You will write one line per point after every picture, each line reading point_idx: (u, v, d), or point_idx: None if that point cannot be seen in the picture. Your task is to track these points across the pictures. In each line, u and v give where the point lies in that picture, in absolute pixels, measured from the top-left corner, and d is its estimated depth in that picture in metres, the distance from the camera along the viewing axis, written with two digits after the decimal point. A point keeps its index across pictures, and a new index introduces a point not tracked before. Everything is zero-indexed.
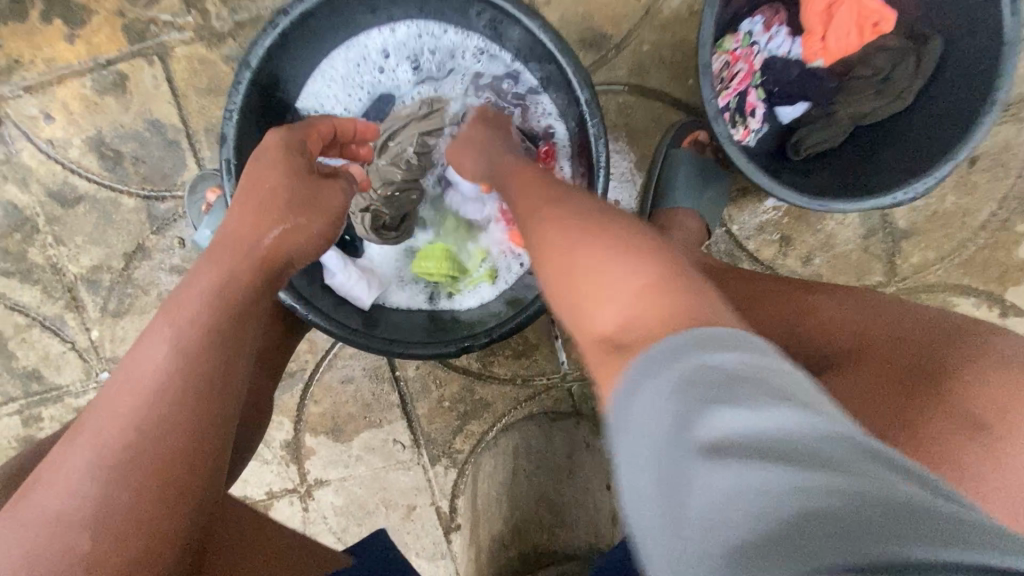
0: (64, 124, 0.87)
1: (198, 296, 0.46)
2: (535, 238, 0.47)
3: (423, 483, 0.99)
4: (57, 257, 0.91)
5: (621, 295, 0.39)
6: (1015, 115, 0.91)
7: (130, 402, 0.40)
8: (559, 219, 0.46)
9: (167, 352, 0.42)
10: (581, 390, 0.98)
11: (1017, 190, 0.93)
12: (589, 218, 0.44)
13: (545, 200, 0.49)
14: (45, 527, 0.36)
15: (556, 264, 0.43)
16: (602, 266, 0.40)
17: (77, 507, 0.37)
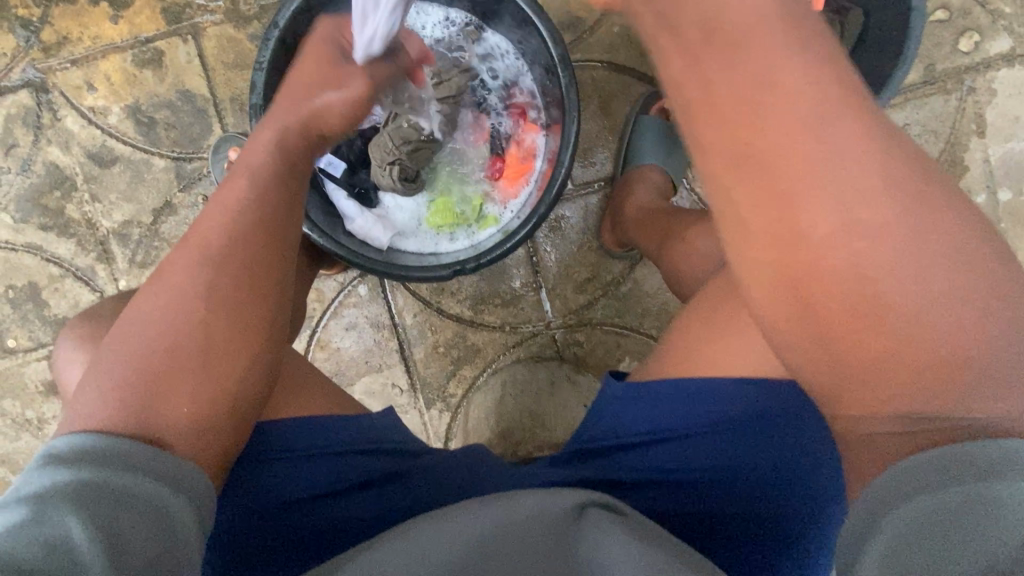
0: (105, 94, 0.99)
1: (246, 176, 0.59)
2: (823, 217, 0.38)
3: (419, 425, 1.07)
4: (92, 212, 1.01)
5: (918, 317, 0.39)
6: (940, 88, 1.05)
7: (200, 252, 0.52)
8: (870, 221, 0.38)
9: (226, 215, 0.55)
10: (565, 336, 1.07)
11: (947, 154, 1.05)
12: (903, 203, 0.39)
13: (871, 164, 0.38)
14: (144, 336, 0.49)
15: (852, 260, 0.39)
16: (899, 281, 0.39)
17: (168, 325, 0.49)
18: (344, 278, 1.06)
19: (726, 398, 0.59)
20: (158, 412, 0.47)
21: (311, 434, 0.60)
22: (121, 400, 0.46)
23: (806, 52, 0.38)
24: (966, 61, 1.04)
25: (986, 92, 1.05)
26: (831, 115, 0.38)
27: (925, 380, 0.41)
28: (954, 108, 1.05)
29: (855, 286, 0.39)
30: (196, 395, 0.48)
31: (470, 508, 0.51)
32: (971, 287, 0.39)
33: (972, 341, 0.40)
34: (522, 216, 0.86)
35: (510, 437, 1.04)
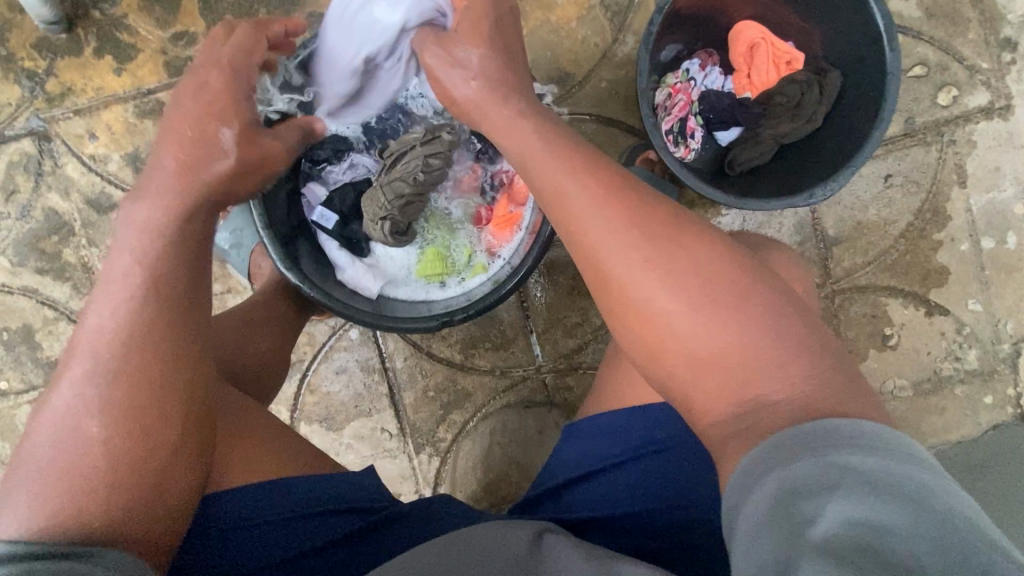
0: (106, 142, 1.02)
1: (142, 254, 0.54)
2: (637, 287, 0.51)
3: (408, 471, 1.06)
4: (88, 257, 1.02)
5: (730, 341, 0.48)
6: (920, 140, 1.07)
7: (98, 347, 0.51)
8: (655, 276, 0.50)
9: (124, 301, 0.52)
10: (555, 380, 1.07)
11: (929, 204, 1.07)
12: (686, 250, 0.51)
13: (647, 236, 0.51)
14: (68, 427, 0.49)
15: (660, 310, 0.50)
16: (700, 317, 0.49)
17: (80, 427, 0.49)
18: (336, 322, 1.07)
19: (672, 433, 0.63)
20: (73, 516, 0.47)
21: (280, 491, 0.61)
22: (39, 506, 0.47)
23: (582, 173, 0.54)
24: (945, 115, 1.07)
25: (965, 145, 1.08)
26: (611, 209, 0.52)
27: (753, 395, 0.47)
28: (935, 160, 1.07)
29: (670, 330, 0.50)
30: (119, 484, 0.49)
31: (426, 546, 0.54)
32: (755, 307, 0.49)
33: (780, 356, 0.48)
34: (512, 265, 0.88)
35: (496, 492, 1.03)
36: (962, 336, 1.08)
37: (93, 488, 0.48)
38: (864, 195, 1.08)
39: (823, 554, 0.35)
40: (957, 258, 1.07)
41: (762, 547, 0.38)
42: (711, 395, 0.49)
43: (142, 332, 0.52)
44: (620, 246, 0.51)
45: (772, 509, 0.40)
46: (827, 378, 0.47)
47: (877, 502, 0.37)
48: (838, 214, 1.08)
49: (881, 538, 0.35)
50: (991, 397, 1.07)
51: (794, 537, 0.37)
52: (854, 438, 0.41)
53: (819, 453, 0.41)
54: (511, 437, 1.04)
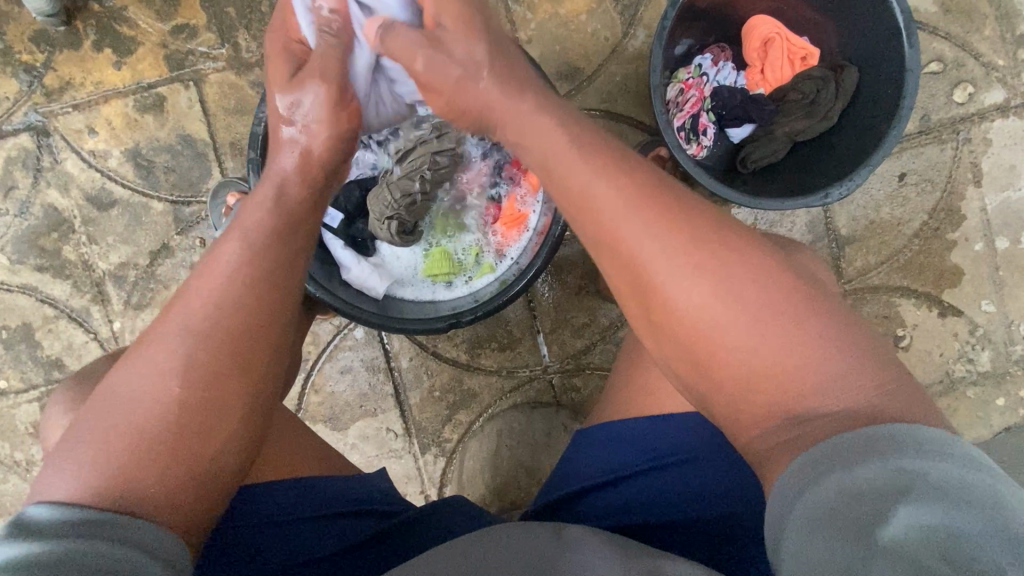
0: (106, 137, 1.00)
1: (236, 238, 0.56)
2: (679, 292, 0.49)
3: (414, 471, 1.05)
4: (89, 254, 1.01)
5: (778, 346, 0.47)
6: (935, 138, 1.05)
7: (191, 317, 0.51)
8: (699, 283, 0.48)
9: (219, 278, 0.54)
10: (562, 380, 1.06)
11: (944, 203, 1.05)
12: (731, 254, 0.49)
13: (690, 240, 0.49)
14: (138, 395, 0.48)
15: (705, 317, 0.48)
16: (747, 322, 0.47)
17: (150, 399, 0.48)
18: (341, 321, 1.05)
19: (688, 442, 0.62)
20: (133, 486, 0.45)
21: (289, 497, 0.59)
22: (101, 470, 0.45)
23: (616, 173, 0.52)
24: (961, 112, 1.05)
25: (981, 143, 1.06)
26: (649, 211, 0.50)
27: (800, 403, 0.46)
28: (950, 158, 1.05)
29: (714, 337, 0.48)
30: (180, 462, 0.47)
31: (430, 559, 0.52)
32: (801, 312, 0.47)
33: (831, 362, 0.46)
34: (520, 266, 0.86)
35: (506, 496, 1.00)
36: (975, 337, 1.06)
37: (156, 461, 0.46)
38: (877, 194, 1.06)
39: (892, 559, 0.35)
40: (971, 258, 1.06)
41: (823, 540, 0.39)
42: (756, 405, 0.48)
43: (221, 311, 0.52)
44: (662, 251, 0.49)
45: (834, 511, 0.39)
46: (881, 384, 0.46)
47: (947, 510, 0.37)
48: (850, 212, 1.06)
49: (952, 543, 0.35)
50: (1003, 399, 1.05)
51: (861, 544, 0.37)
52: (920, 442, 0.41)
53: (883, 455, 0.40)
54: (519, 438, 1.03)
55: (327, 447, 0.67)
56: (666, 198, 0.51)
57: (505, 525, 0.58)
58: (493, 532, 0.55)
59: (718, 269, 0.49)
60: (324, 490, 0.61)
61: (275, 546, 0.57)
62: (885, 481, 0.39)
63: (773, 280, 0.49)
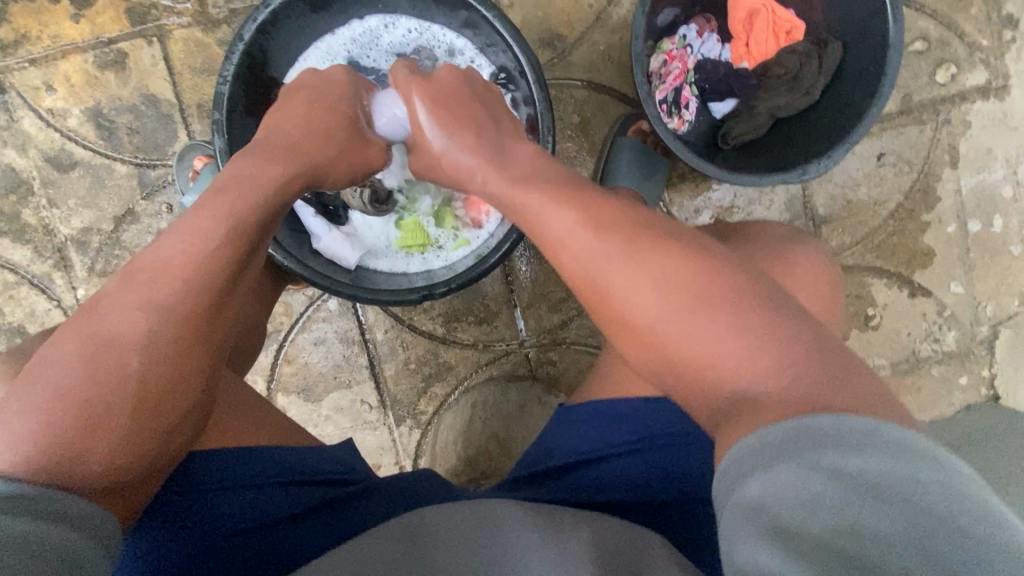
0: (65, 95, 0.95)
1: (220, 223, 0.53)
2: (611, 281, 0.48)
3: (388, 442, 1.05)
4: (49, 218, 0.97)
5: (712, 328, 0.44)
6: (915, 118, 1.05)
7: (170, 310, 0.48)
8: (627, 271, 0.48)
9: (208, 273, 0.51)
10: (538, 355, 1.06)
11: (920, 184, 1.06)
12: (664, 243, 0.49)
13: (615, 229, 0.50)
14: (93, 376, 0.45)
15: (632, 304, 0.47)
16: (676, 308, 0.46)
17: (103, 380, 0.45)
18: (314, 292, 1.04)
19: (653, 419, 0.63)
20: (84, 464, 0.44)
21: (248, 463, 0.60)
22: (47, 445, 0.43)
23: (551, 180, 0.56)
24: (943, 93, 1.05)
25: (960, 124, 1.06)
26: (573, 207, 0.52)
27: (730, 386, 0.44)
28: (929, 139, 1.06)
29: (647, 323, 0.47)
30: (137, 429, 0.47)
31: (384, 529, 0.51)
32: (731, 292, 0.45)
33: (759, 342, 0.43)
34: (494, 240, 0.84)
35: (478, 466, 1.00)
36: (942, 318, 1.08)
37: (108, 439, 0.45)
38: (855, 174, 1.06)
39: (803, 561, 0.33)
40: (943, 240, 1.07)
41: (741, 544, 0.35)
42: (698, 396, 0.45)
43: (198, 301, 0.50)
44: (587, 240, 0.50)
45: (757, 502, 0.36)
46: (816, 367, 0.42)
47: (868, 514, 0.34)
48: (828, 191, 1.06)
49: (876, 552, 0.32)
50: (965, 377, 1.08)
51: (780, 542, 0.34)
52: (859, 439, 0.37)
53: (814, 450, 0.37)
54: (494, 410, 1.02)
55: (289, 422, 0.68)
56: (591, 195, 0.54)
57: (456, 500, 0.55)
58: (441, 508, 0.54)
59: (644, 254, 0.48)
60: (279, 461, 0.61)
61: (231, 515, 0.57)
62: (810, 478, 0.36)
63: (702, 264, 0.47)
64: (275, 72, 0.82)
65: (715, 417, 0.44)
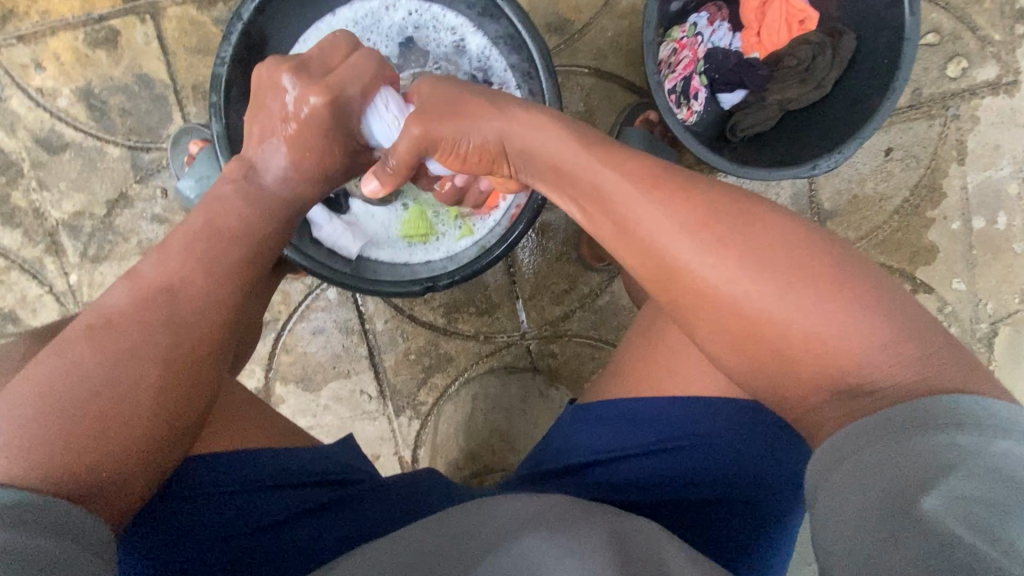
0: (54, 74, 0.92)
1: (218, 233, 0.57)
2: (716, 275, 0.48)
3: (387, 432, 1.04)
4: (40, 201, 0.94)
5: (826, 315, 0.45)
6: (924, 113, 1.04)
7: (168, 314, 0.50)
8: (732, 262, 0.48)
9: (202, 277, 0.53)
10: (539, 347, 1.05)
11: (926, 179, 1.05)
12: (760, 228, 0.49)
13: (714, 216, 0.49)
14: (92, 380, 0.46)
15: (738, 294, 0.47)
16: (792, 300, 0.46)
17: (106, 383, 0.46)
18: (313, 281, 1.02)
19: (659, 419, 0.62)
20: (73, 466, 0.43)
21: (242, 463, 0.59)
22: (38, 450, 0.43)
23: (634, 161, 0.53)
24: (953, 87, 1.04)
25: (969, 120, 1.05)
26: (665, 193, 0.51)
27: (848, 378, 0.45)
28: (937, 134, 1.05)
29: (763, 319, 0.47)
30: (132, 428, 0.46)
31: (391, 539, 0.51)
32: (836, 284, 0.46)
33: (872, 332, 0.45)
34: (498, 233, 0.84)
35: (479, 460, 1.00)
36: (943, 314, 1.08)
37: (98, 440, 0.45)
38: (862, 168, 1.05)
39: (919, 525, 0.35)
40: (947, 236, 1.07)
41: (854, 508, 0.39)
42: (805, 383, 0.47)
43: (182, 300, 0.52)
44: (685, 230, 0.49)
45: (874, 478, 0.39)
46: (926, 351, 0.44)
47: (986, 486, 0.36)
48: (834, 185, 1.05)
49: (1006, 519, 0.34)
50: None
51: (897, 509, 0.37)
52: (973, 420, 0.39)
53: (927, 430, 0.40)
54: (494, 403, 1.02)
55: (288, 422, 0.68)
56: (679, 177, 0.52)
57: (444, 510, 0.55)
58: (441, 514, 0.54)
59: (749, 243, 0.48)
60: (276, 461, 0.60)
61: (227, 514, 0.56)
62: (924, 453, 0.39)
63: (806, 251, 0.48)
64: (275, 54, 0.79)
65: (824, 404, 0.46)
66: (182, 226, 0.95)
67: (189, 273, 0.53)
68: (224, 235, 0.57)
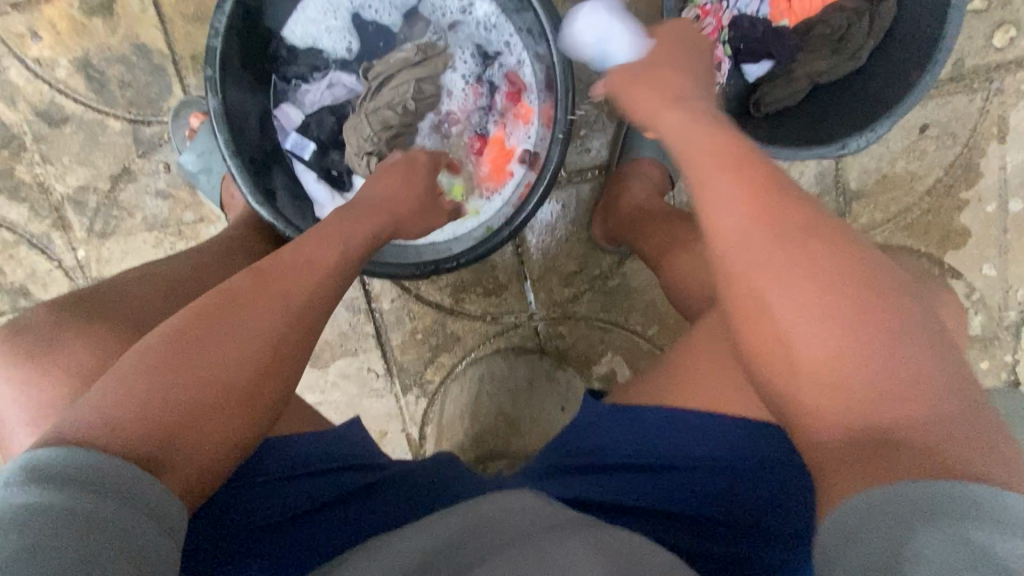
0: (51, 44, 0.89)
1: (331, 244, 0.59)
2: (786, 287, 0.38)
3: (395, 410, 1.05)
4: (44, 175, 0.93)
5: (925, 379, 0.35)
6: (965, 87, 0.97)
7: (286, 303, 0.51)
8: (805, 277, 0.38)
9: (314, 276, 0.55)
10: (547, 328, 1.03)
11: (963, 158, 0.99)
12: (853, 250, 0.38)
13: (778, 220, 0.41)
14: (199, 360, 0.45)
15: (804, 322, 0.37)
16: (841, 318, 0.36)
17: (216, 368, 0.45)
18: None
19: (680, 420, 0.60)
20: (182, 441, 0.42)
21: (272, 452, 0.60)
22: (134, 417, 0.41)
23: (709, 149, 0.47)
24: (999, 58, 0.96)
25: (1014, 94, 0.97)
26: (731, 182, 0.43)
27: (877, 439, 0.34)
28: (978, 109, 0.98)
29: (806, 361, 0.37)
30: (221, 410, 0.45)
31: (439, 518, 0.51)
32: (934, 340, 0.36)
33: (919, 397, 0.34)
34: (509, 213, 0.80)
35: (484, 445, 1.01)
36: (970, 301, 1.04)
37: (197, 421, 0.43)
38: (894, 146, 1.00)
39: None
40: (981, 220, 1.01)
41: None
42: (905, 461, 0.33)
43: (292, 293, 0.52)
44: (742, 227, 0.41)
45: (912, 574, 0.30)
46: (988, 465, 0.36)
47: None
48: (862, 165, 1.00)
49: None
50: (986, 362, 1.04)
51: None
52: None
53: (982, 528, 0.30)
54: (501, 387, 1.02)
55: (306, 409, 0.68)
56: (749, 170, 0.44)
57: (502, 492, 0.55)
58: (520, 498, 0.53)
59: (833, 268, 0.37)
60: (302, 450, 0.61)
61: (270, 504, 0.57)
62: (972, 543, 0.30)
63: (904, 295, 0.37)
64: (272, 23, 0.76)
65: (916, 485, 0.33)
66: (187, 202, 0.94)
67: (306, 266, 0.55)
68: (334, 242, 0.60)
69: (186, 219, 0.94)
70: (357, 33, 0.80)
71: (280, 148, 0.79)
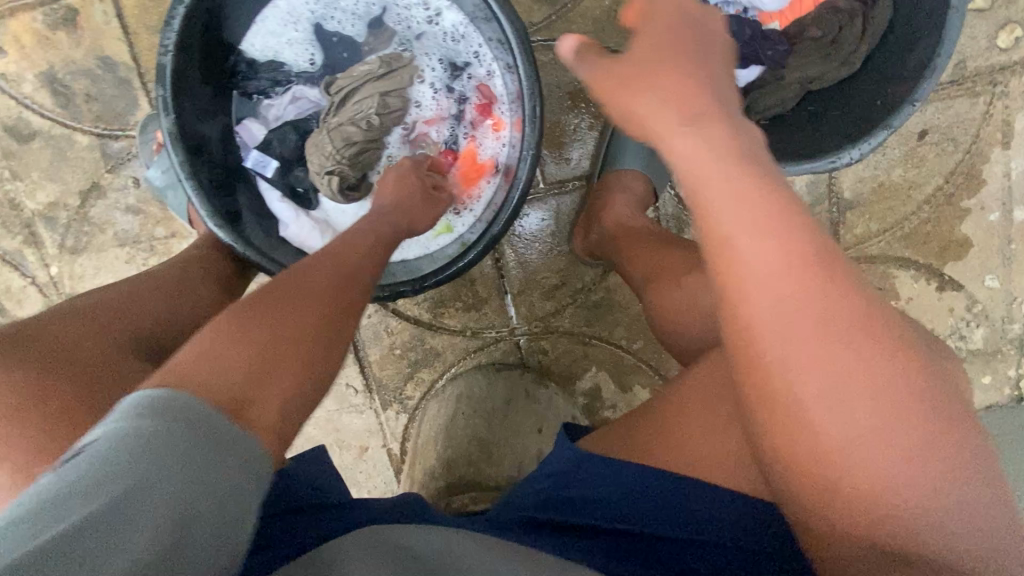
0: (16, 58, 0.87)
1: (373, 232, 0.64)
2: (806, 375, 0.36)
3: (375, 426, 1.03)
4: (14, 192, 0.92)
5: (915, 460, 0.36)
6: (967, 90, 0.92)
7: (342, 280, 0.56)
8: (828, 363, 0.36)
9: (364, 256, 0.60)
10: (528, 343, 1.00)
11: (965, 165, 0.94)
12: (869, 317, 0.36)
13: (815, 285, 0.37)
14: (281, 323, 0.48)
15: (822, 409, 0.36)
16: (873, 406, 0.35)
17: (291, 331, 0.48)
18: None
19: None
20: (267, 391, 0.44)
21: None
22: (225, 369, 0.43)
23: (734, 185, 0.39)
24: (1003, 59, 0.91)
25: (1019, 97, 0.92)
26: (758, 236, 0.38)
27: (877, 514, 0.37)
28: (981, 113, 0.93)
29: (808, 445, 0.37)
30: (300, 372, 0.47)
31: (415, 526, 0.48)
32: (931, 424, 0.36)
33: (934, 474, 0.36)
34: (479, 231, 0.77)
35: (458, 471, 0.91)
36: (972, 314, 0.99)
37: (285, 377, 0.46)
38: (891, 153, 0.95)
39: None
40: (984, 229, 0.96)
41: None
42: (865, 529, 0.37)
43: (349, 272, 0.57)
44: (773, 299, 0.37)
45: None
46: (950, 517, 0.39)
47: None
48: (857, 173, 0.96)
49: None
50: (989, 377, 0.99)
51: None
52: None
53: None
54: (476, 407, 0.96)
55: None
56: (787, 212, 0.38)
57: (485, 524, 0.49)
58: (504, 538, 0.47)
59: (848, 353, 0.35)
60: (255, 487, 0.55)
61: None
62: None
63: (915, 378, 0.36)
64: (231, 36, 0.73)
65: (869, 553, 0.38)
66: (158, 217, 0.92)
67: (356, 250, 0.61)
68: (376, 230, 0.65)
69: (158, 235, 0.93)
70: (320, 44, 0.77)
71: (242, 164, 0.76)
